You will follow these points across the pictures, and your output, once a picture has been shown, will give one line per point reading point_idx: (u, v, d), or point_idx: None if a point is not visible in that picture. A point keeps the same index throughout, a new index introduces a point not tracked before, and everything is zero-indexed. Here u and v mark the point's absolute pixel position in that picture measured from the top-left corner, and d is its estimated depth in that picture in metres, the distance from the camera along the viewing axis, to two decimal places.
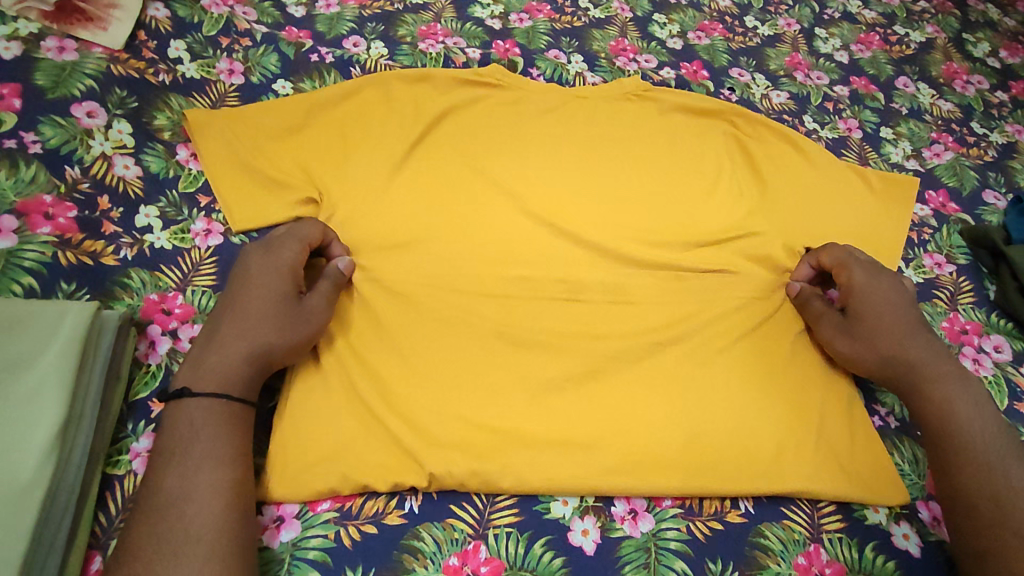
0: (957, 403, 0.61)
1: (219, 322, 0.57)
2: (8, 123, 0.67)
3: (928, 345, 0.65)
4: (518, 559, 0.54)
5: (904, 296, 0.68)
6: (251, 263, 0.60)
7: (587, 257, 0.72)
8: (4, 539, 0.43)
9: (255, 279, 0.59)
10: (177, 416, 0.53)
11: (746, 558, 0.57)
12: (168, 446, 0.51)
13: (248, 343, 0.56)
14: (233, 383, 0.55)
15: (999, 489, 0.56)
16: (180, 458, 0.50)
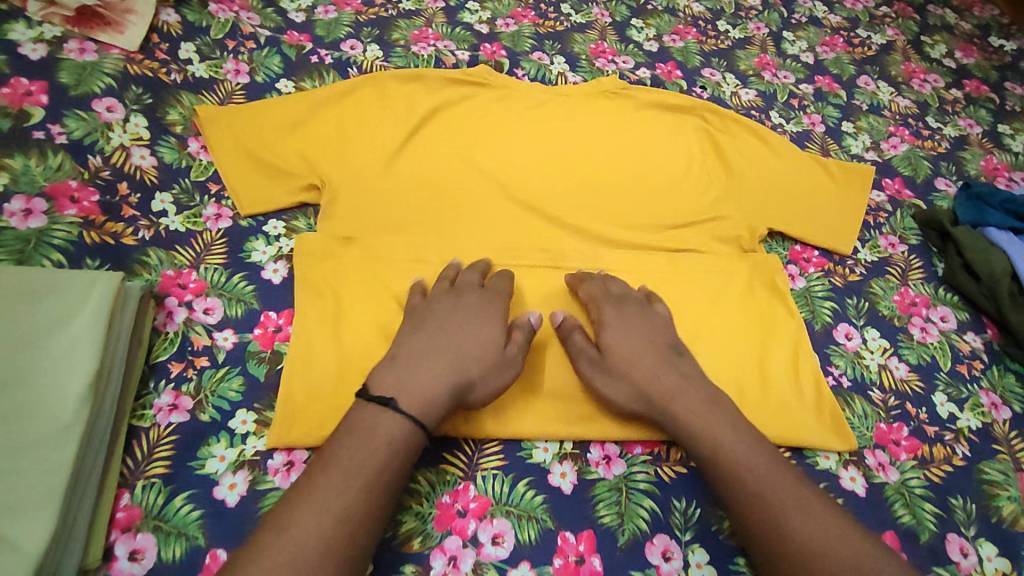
0: (738, 440, 0.58)
1: (427, 350, 0.60)
2: (36, 116, 0.73)
3: (690, 379, 0.62)
4: (503, 496, 0.60)
5: (649, 324, 0.67)
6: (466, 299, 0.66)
7: (566, 237, 0.79)
8: (49, 469, 0.49)
9: (458, 309, 0.64)
10: (371, 425, 0.54)
11: (709, 497, 0.63)
12: (350, 447, 0.53)
13: (450, 373, 0.59)
14: (428, 411, 0.56)
15: (788, 537, 0.53)
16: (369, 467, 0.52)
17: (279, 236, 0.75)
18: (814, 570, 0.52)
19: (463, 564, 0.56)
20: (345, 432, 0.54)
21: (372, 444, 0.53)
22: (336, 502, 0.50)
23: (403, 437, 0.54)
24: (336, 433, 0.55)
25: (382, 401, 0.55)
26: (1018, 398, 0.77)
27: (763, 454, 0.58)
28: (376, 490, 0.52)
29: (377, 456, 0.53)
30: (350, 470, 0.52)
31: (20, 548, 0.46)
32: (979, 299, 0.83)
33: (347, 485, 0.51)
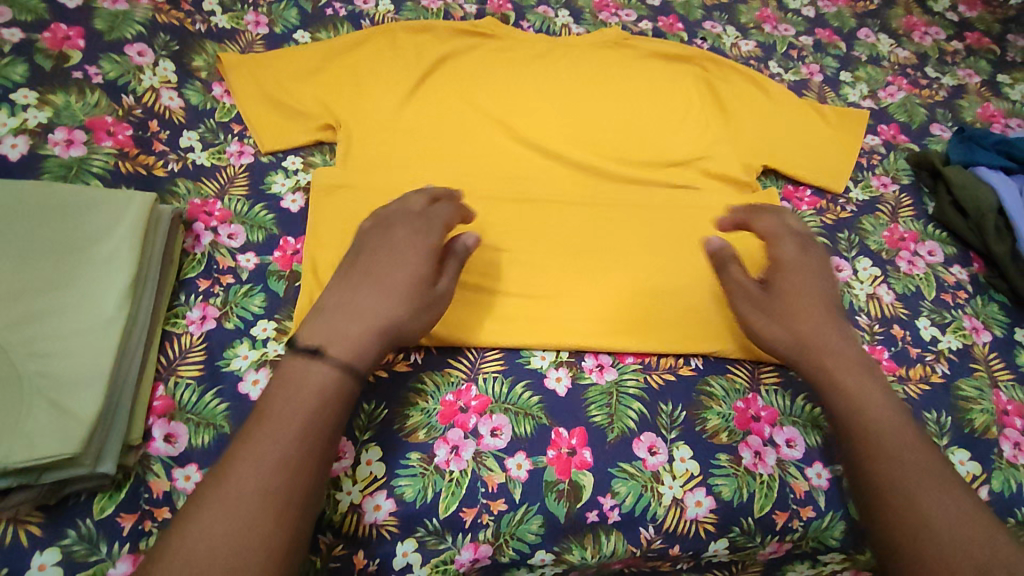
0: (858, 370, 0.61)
1: (371, 307, 0.58)
2: (75, 58, 0.79)
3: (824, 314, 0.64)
4: (502, 395, 0.66)
5: (811, 267, 0.67)
6: (395, 238, 0.62)
7: (566, 172, 0.83)
8: (98, 353, 0.55)
9: (406, 263, 0.61)
10: (375, 257, 0.61)
11: (693, 401, 0.68)
12: (363, 267, 0.60)
13: (381, 326, 0.57)
14: (371, 337, 0.56)
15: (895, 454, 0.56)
16: (396, 281, 0.59)
17: (297, 170, 0.80)
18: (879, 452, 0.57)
19: (464, 452, 0.62)
20: (366, 251, 0.62)
21: (399, 268, 0.60)
22: (380, 308, 0.58)
23: (420, 273, 0.61)
24: (365, 253, 0.62)
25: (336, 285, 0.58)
26: (1000, 324, 0.80)
27: (874, 389, 0.60)
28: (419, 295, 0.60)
29: (406, 265, 0.61)
30: (380, 281, 0.59)
31: (76, 413, 0.52)
32: (966, 234, 0.86)
33: (381, 288, 0.59)
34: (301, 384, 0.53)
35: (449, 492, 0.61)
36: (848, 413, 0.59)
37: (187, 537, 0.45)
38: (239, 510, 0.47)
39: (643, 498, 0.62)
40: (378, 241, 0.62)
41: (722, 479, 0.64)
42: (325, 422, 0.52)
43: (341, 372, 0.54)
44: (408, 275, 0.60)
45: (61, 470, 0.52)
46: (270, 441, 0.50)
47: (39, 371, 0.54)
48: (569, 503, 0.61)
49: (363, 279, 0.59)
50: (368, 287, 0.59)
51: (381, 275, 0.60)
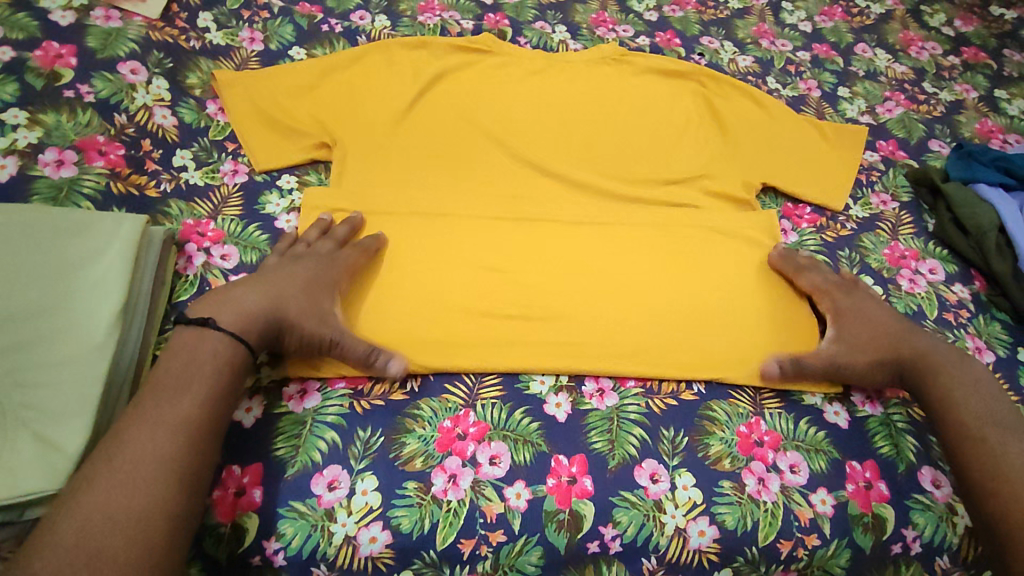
0: (984, 408, 0.65)
1: (159, 413, 0.53)
2: (66, 77, 0.78)
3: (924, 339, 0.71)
4: (501, 422, 0.65)
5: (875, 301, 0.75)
6: (211, 341, 0.58)
7: (564, 191, 0.82)
8: (86, 382, 0.54)
9: (196, 373, 0.56)
10: (197, 345, 0.58)
11: (695, 426, 0.67)
12: (171, 367, 0.56)
13: (184, 449, 0.53)
14: (190, 431, 0.54)
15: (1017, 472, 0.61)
16: (196, 393, 0.55)
17: (292, 190, 0.79)
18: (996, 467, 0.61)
19: (463, 481, 0.61)
20: (171, 352, 0.58)
21: (201, 349, 0.58)
22: (175, 410, 0.54)
23: (227, 353, 0.58)
24: (162, 356, 0.58)
25: (201, 321, 0.59)
26: (1002, 343, 0.80)
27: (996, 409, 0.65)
28: (216, 397, 0.56)
29: (205, 370, 0.57)
30: (179, 382, 0.56)
31: (63, 447, 0.51)
32: (967, 252, 0.85)
33: (180, 399, 0.54)
34: (192, 354, 0.57)
35: (447, 523, 0.59)
36: (974, 449, 0.63)
37: (103, 492, 0.49)
38: (140, 467, 0.51)
39: (645, 527, 0.61)
40: (174, 361, 0.57)
41: (725, 507, 0.63)
42: (223, 388, 0.57)
43: (230, 340, 0.59)
44: (207, 382, 0.56)
45: (46, 505, 0.51)
46: (166, 407, 0.54)
47: (25, 403, 0.52)
48: (570, 534, 0.60)
49: (173, 384, 0.55)
50: (165, 393, 0.55)
51: (181, 380, 0.56)
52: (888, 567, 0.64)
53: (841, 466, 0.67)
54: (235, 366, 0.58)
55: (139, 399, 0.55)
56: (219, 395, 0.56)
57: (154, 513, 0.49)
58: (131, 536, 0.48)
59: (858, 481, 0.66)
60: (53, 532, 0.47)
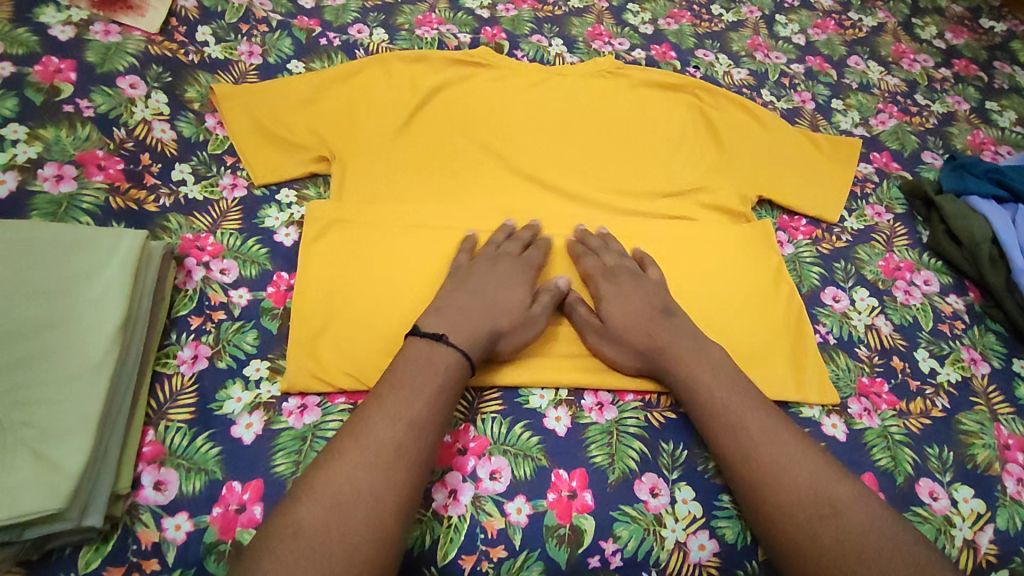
0: (717, 387, 0.64)
1: (371, 421, 0.55)
2: (65, 91, 0.78)
3: (674, 328, 0.68)
4: (501, 436, 0.65)
5: (643, 288, 0.71)
6: (438, 351, 0.61)
7: (563, 204, 0.83)
8: (86, 401, 0.54)
9: (426, 381, 0.59)
10: (433, 355, 0.60)
11: (695, 440, 0.67)
12: (407, 374, 0.59)
13: (415, 451, 0.55)
14: (423, 436, 0.56)
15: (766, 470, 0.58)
16: (419, 399, 0.57)
17: (291, 204, 0.79)
18: (752, 463, 0.59)
19: (463, 496, 0.61)
20: (400, 360, 0.61)
21: (432, 358, 0.60)
22: (405, 414, 0.56)
23: (455, 364, 0.61)
24: (393, 364, 0.60)
25: (437, 336, 0.62)
26: (997, 354, 0.80)
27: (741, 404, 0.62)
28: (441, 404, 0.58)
29: (435, 377, 0.59)
30: (414, 387, 0.58)
31: (63, 465, 0.51)
32: (961, 263, 0.86)
33: (414, 403, 0.57)
34: (429, 364, 0.60)
35: (447, 538, 0.59)
36: (728, 447, 0.61)
37: (325, 491, 0.51)
38: (381, 467, 0.53)
39: (645, 542, 0.61)
40: (414, 371, 0.59)
41: (725, 520, 0.63)
42: (449, 395, 0.59)
43: (460, 353, 0.61)
44: (432, 389, 0.58)
45: (44, 525, 0.51)
46: (402, 412, 0.56)
47: (24, 421, 0.52)
48: (571, 548, 0.60)
49: (400, 390, 0.58)
50: (392, 399, 0.57)
51: (416, 388, 0.58)
52: None
53: None
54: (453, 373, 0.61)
55: (372, 398, 0.58)
56: (444, 402, 0.59)
57: (375, 514, 0.51)
58: (360, 525, 0.50)
59: None
60: (278, 538, 0.49)
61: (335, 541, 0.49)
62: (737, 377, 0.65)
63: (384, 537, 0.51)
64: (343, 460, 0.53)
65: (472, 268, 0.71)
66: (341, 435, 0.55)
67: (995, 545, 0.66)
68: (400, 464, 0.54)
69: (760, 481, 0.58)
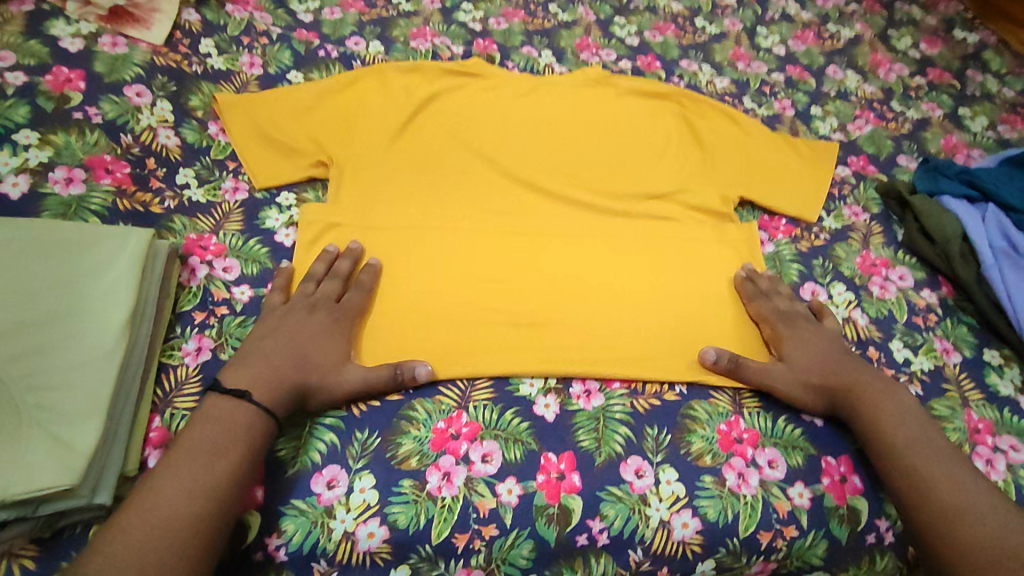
0: (896, 420, 0.67)
1: (164, 485, 0.53)
2: (75, 100, 0.82)
3: (854, 369, 0.72)
4: (492, 422, 0.68)
5: (825, 335, 0.76)
6: (242, 407, 0.59)
7: (551, 204, 0.86)
8: (96, 386, 0.57)
9: (227, 440, 0.57)
10: (231, 412, 0.59)
11: (678, 425, 0.70)
12: (203, 434, 0.57)
13: (209, 517, 0.53)
14: (222, 500, 0.54)
15: (966, 515, 0.60)
16: (222, 460, 0.56)
17: (291, 206, 0.82)
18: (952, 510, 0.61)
19: (456, 478, 0.64)
20: (197, 417, 0.59)
21: (235, 418, 0.59)
22: (202, 477, 0.54)
23: (259, 425, 0.59)
24: (192, 418, 0.59)
25: (240, 393, 0.60)
26: (969, 345, 0.84)
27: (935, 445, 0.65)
28: (246, 468, 0.57)
29: (235, 437, 0.58)
30: (212, 449, 0.56)
31: (75, 445, 0.53)
32: (934, 260, 0.90)
33: (214, 466, 0.55)
34: (229, 422, 0.58)
35: (441, 518, 0.62)
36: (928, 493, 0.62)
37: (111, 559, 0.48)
38: (169, 536, 0.51)
39: (631, 520, 0.64)
40: (218, 430, 0.57)
41: (707, 500, 0.66)
42: (253, 454, 0.58)
43: (262, 414, 0.60)
44: (242, 452, 0.57)
45: (58, 501, 0.53)
46: (201, 472, 0.54)
47: (38, 404, 0.55)
48: (559, 527, 0.63)
49: (204, 448, 0.56)
50: (187, 458, 0.55)
51: (208, 448, 0.56)
52: (864, 557, 0.68)
53: (817, 462, 0.70)
54: (256, 429, 0.59)
55: (166, 459, 0.55)
56: (247, 463, 0.57)
57: None
58: None
59: (833, 475, 0.69)
60: None
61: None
62: (924, 420, 0.68)
63: None
64: (147, 526, 0.51)
65: (283, 316, 0.68)
66: (133, 499, 0.53)
67: None
68: (201, 528, 0.52)
69: (966, 528, 0.59)
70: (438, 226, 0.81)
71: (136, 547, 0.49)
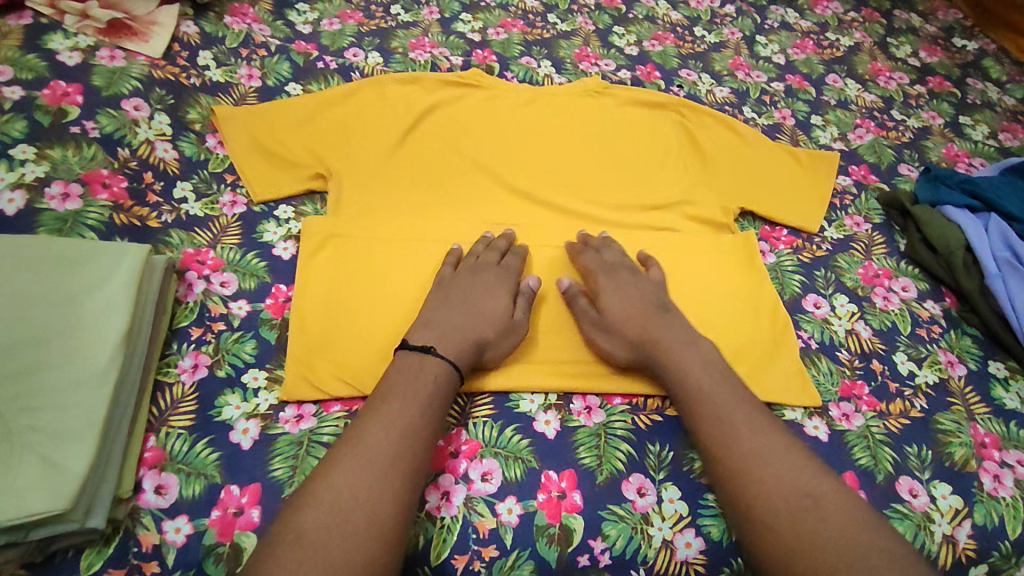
0: (724, 382, 0.66)
1: (360, 428, 0.58)
2: (72, 113, 0.81)
3: (655, 321, 0.71)
4: (492, 440, 0.67)
5: (643, 284, 0.75)
6: (431, 361, 0.64)
7: (551, 216, 0.86)
8: (89, 407, 0.56)
9: (421, 390, 0.61)
10: (419, 366, 0.63)
11: (680, 441, 0.69)
12: (400, 384, 0.62)
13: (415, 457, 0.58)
14: (416, 441, 0.58)
15: (752, 466, 0.60)
16: (418, 406, 0.60)
17: (289, 219, 0.82)
18: (760, 463, 0.60)
19: (455, 497, 0.63)
20: (392, 370, 0.64)
21: (421, 369, 0.63)
22: (400, 420, 0.59)
23: (444, 374, 0.64)
24: (386, 372, 0.64)
25: (424, 347, 0.65)
26: (973, 357, 0.83)
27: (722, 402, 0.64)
28: (434, 413, 0.61)
29: (423, 388, 0.62)
30: (406, 396, 0.61)
31: (67, 468, 0.52)
32: (936, 270, 0.89)
33: (410, 409, 0.60)
34: (415, 373, 0.63)
35: (441, 539, 0.61)
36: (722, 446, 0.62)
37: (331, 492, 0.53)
38: (375, 469, 0.55)
39: (633, 540, 0.63)
40: (400, 381, 0.62)
41: (710, 518, 0.65)
42: (440, 403, 0.62)
43: (449, 364, 0.64)
44: (427, 397, 0.61)
45: (51, 525, 0.53)
46: (398, 415, 0.59)
47: (31, 426, 0.54)
48: (560, 547, 0.62)
49: (398, 395, 0.61)
50: (393, 408, 0.60)
51: (403, 396, 0.61)
52: None
53: None
54: (443, 379, 0.63)
55: (367, 408, 0.61)
56: (438, 411, 0.62)
57: (376, 511, 0.53)
58: (359, 522, 0.52)
59: None
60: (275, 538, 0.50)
61: (334, 536, 0.51)
62: (729, 376, 0.68)
63: (384, 534, 0.53)
64: (336, 466, 0.55)
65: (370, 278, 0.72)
66: (337, 445, 0.58)
67: (973, 540, 0.68)
68: (394, 468, 0.56)
69: (761, 479, 0.59)
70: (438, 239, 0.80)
71: (355, 481, 0.54)
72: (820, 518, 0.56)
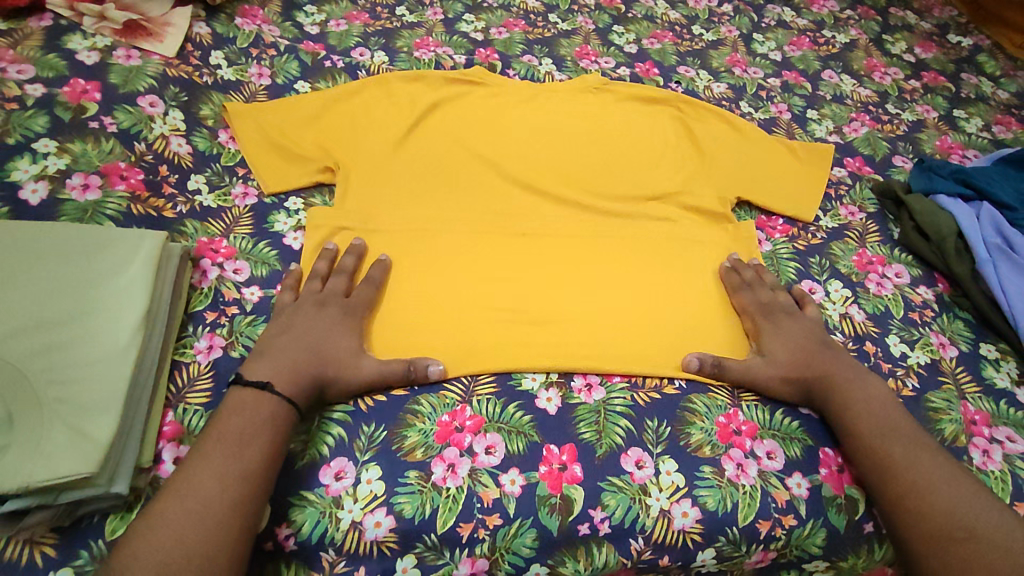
0: (877, 411, 0.70)
1: (191, 473, 0.56)
2: (91, 109, 0.85)
3: (827, 359, 0.74)
4: (495, 415, 0.69)
5: (801, 325, 0.78)
6: (266, 399, 0.62)
7: (551, 205, 0.88)
8: (113, 381, 0.59)
9: (256, 431, 0.60)
10: (232, 406, 0.62)
11: (678, 417, 0.71)
12: (234, 425, 0.60)
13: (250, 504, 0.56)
14: (254, 485, 0.57)
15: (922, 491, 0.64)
16: (253, 449, 0.59)
17: (299, 210, 0.85)
18: (924, 489, 0.64)
19: (460, 469, 0.65)
20: (222, 411, 0.61)
21: (245, 411, 0.61)
22: (234, 465, 0.57)
23: (282, 414, 0.62)
24: (218, 411, 0.62)
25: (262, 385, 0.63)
26: (965, 339, 0.85)
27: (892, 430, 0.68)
28: (273, 455, 0.60)
29: (261, 428, 0.60)
30: (238, 439, 0.59)
31: (92, 436, 0.55)
32: (929, 256, 0.91)
33: (241, 455, 0.58)
34: (253, 413, 0.61)
35: (446, 508, 0.63)
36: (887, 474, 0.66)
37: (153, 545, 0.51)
38: (207, 519, 0.54)
39: (632, 509, 0.65)
40: (228, 422, 0.60)
41: (706, 489, 0.67)
42: (279, 442, 0.61)
43: (287, 403, 0.63)
44: (262, 439, 0.60)
45: (77, 490, 0.55)
46: (232, 459, 0.58)
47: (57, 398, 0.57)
48: (561, 516, 0.64)
49: (231, 438, 0.59)
50: (225, 452, 0.58)
51: (239, 438, 0.59)
52: (863, 547, 0.69)
53: (816, 453, 0.72)
54: (279, 419, 0.62)
55: (195, 451, 0.58)
56: (273, 453, 0.60)
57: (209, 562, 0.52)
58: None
59: (830, 465, 0.71)
60: None
61: None
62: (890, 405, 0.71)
63: None
64: (163, 518, 0.53)
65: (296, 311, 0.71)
66: (162, 495, 0.55)
67: None
68: (232, 515, 0.55)
69: (927, 502, 0.63)
70: (441, 227, 0.83)
71: (183, 532, 0.53)
72: (980, 539, 0.60)
